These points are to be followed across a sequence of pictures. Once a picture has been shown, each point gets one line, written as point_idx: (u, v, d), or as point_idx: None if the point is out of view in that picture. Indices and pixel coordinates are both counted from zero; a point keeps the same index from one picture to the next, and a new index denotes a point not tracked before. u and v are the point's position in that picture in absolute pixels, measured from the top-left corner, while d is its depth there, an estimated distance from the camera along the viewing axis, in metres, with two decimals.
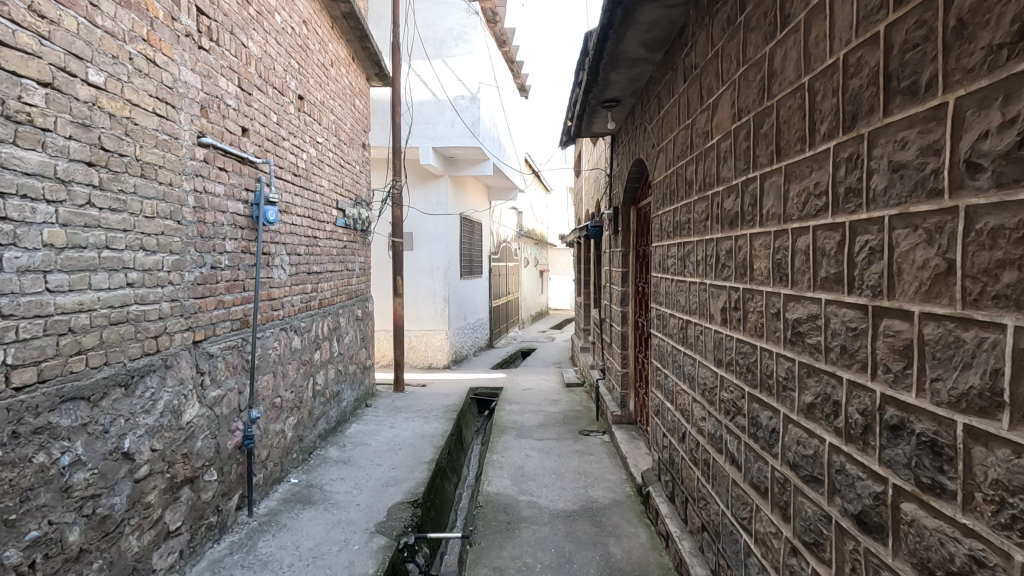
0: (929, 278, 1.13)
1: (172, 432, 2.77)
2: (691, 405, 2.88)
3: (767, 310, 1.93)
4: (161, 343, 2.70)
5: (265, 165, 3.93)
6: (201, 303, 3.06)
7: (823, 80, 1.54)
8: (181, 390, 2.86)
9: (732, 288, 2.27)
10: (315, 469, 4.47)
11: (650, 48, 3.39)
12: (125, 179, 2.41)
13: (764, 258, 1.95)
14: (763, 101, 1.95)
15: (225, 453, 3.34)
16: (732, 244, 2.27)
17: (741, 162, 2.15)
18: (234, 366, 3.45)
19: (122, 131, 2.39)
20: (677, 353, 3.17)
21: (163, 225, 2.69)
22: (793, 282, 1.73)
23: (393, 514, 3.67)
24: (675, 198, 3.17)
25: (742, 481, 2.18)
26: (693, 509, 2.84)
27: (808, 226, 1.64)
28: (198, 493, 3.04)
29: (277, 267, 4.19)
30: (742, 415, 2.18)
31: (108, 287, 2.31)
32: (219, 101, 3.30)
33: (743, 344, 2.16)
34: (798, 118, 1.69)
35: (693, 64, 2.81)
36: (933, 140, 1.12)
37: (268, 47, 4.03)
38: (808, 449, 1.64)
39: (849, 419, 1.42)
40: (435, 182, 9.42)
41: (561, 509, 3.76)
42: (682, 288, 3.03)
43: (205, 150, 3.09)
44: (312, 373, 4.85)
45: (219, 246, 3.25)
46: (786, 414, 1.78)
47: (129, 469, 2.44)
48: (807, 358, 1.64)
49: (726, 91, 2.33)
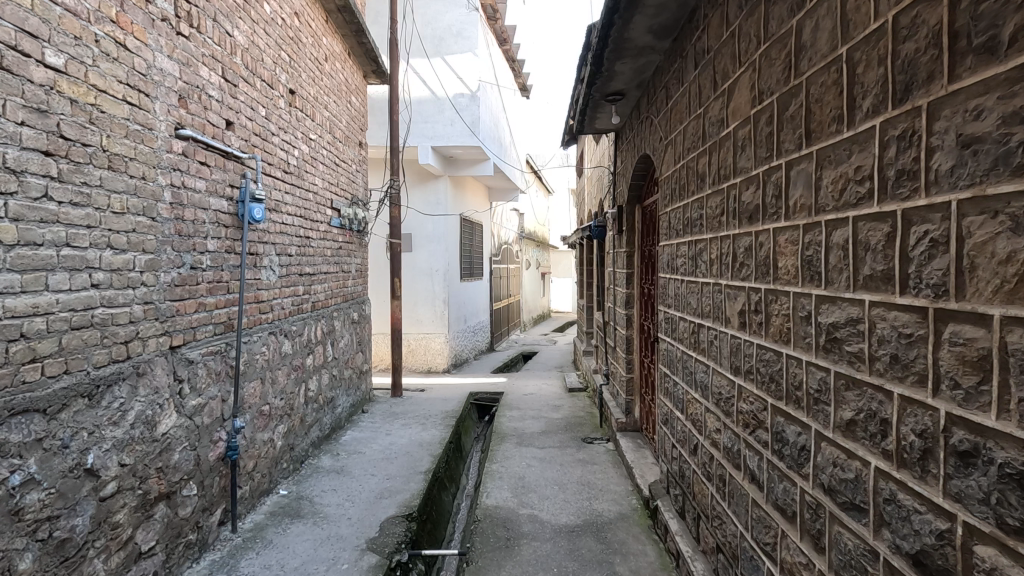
0: (1015, 275, 0.93)
1: (145, 445, 2.57)
2: (703, 416, 2.68)
3: (795, 313, 1.73)
4: (132, 349, 2.50)
5: (252, 161, 3.73)
6: (179, 306, 2.86)
7: (865, 50, 1.34)
8: (156, 400, 2.66)
9: (752, 289, 2.06)
10: (307, 480, 4.26)
11: (657, 35, 3.19)
12: (90, 171, 2.22)
13: (791, 255, 1.75)
14: (789, 81, 1.74)
15: (207, 466, 3.14)
16: (751, 241, 2.07)
17: (763, 150, 1.95)
18: (216, 373, 3.24)
19: (86, 118, 2.20)
20: (689, 360, 2.96)
21: (134, 222, 2.50)
22: (828, 281, 1.52)
23: (386, 530, 3.46)
24: (685, 194, 2.97)
25: (765, 502, 1.97)
26: (707, 529, 2.63)
27: (846, 218, 1.43)
28: (175, 510, 2.84)
29: (265, 268, 3.99)
30: (764, 429, 1.98)
31: (68, 289, 2.12)
32: (200, 91, 3.10)
33: (765, 350, 1.95)
34: (834, 96, 1.48)
35: (705, 49, 2.61)
36: (1018, 107, 0.92)
37: (256, 37, 3.84)
38: (848, 472, 1.43)
39: (902, 440, 1.22)
40: (434, 182, 9.23)
41: (564, 524, 3.55)
42: (694, 289, 2.82)
43: (184, 143, 2.90)
44: (304, 379, 4.64)
45: (199, 245, 3.05)
46: (820, 430, 1.57)
47: (93, 487, 2.24)
48: (845, 368, 1.44)
49: (744, 73, 2.13)
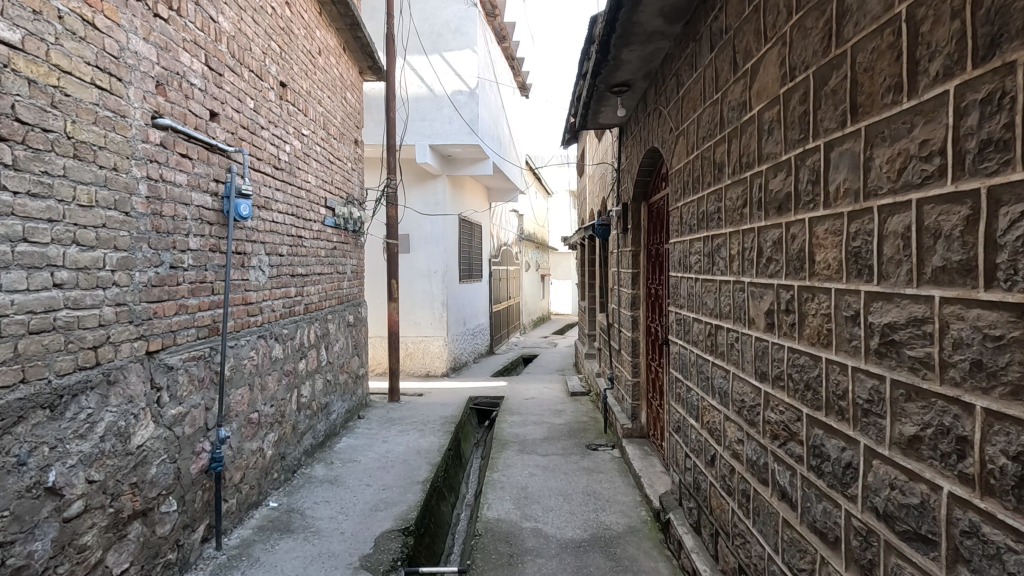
0: None
1: (117, 459, 2.36)
2: (722, 424, 2.48)
3: (837, 314, 1.53)
4: (102, 355, 2.29)
5: (238, 155, 3.52)
6: (156, 309, 2.66)
7: (932, 3, 1.15)
8: (129, 410, 2.45)
9: (782, 286, 1.87)
10: (299, 491, 4.06)
11: (669, 19, 3.00)
12: (52, 160, 2.04)
13: (832, 247, 1.55)
14: (829, 51, 1.55)
15: (188, 479, 2.93)
16: (781, 233, 1.87)
17: (795, 133, 1.76)
18: (199, 379, 3.03)
19: (47, 101, 2.01)
20: (704, 365, 2.76)
21: (104, 216, 2.30)
22: (882, 276, 1.32)
23: (380, 545, 3.25)
24: (700, 186, 2.77)
25: (799, 523, 1.76)
26: (728, 548, 2.43)
27: (906, 201, 1.24)
28: (152, 528, 2.63)
29: (254, 269, 3.78)
30: (797, 442, 1.79)
31: (24, 289, 1.93)
32: (181, 78, 2.90)
33: (799, 355, 1.76)
34: (889, 62, 1.29)
35: (724, 28, 2.42)
36: None
37: (243, 25, 3.64)
38: (911, 496, 1.23)
39: (988, 463, 1.02)
40: (433, 181, 9.03)
41: (570, 539, 3.35)
42: (710, 288, 2.63)
43: (162, 133, 2.70)
44: (296, 385, 4.43)
45: (180, 243, 2.85)
46: (871, 447, 1.38)
47: (56, 508, 2.05)
48: (905, 377, 1.25)
49: (771, 50, 1.93)
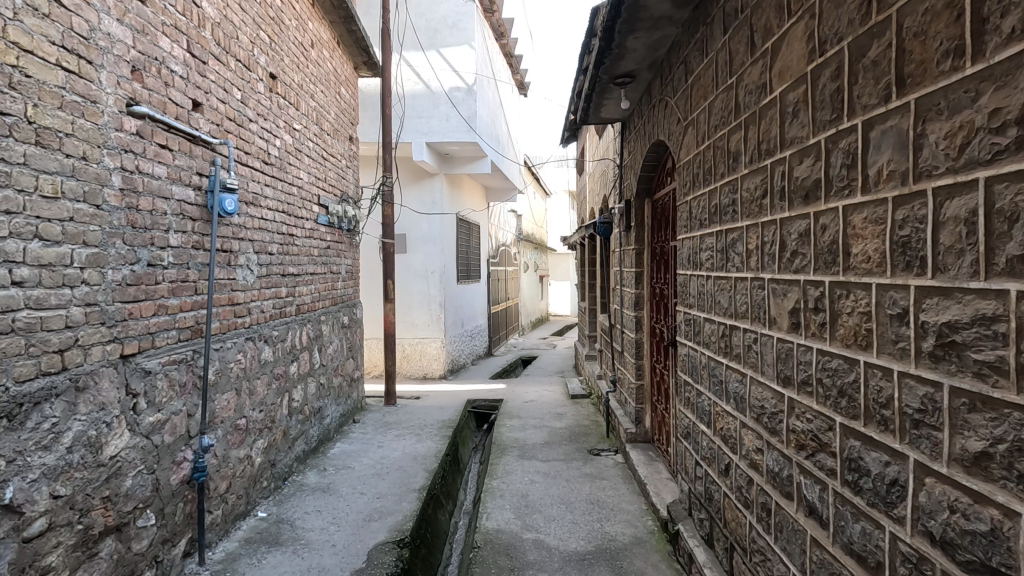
0: None
1: (87, 471, 2.18)
2: (738, 432, 2.32)
3: (879, 313, 1.36)
4: (69, 359, 2.12)
5: (224, 148, 3.34)
6: (132, 309, 2.48)
7: None
8: (101, 418, 2.27)
9: (809, 282, 1.71)
10: (289, 500, 3.87)
11: (677, 3, 2.84)
12: (9, 147, 1.87)
13: (872, 238, 1.39)
14: (868, 19, 1.39)
15: (168, 491, 2.75)
16: (808, 224, 1.71)
17: (826, 112, 1.59)
18: (181, 385, 2.85)
19: (4, 82, 1.85)
20: (717, 368, 2.60)
21: (72, 209, 2.13)
22: (937, 269, 1.16)
23: (373, 559, 3.07)
24: (711, 177, 2.61)
25: (831, 544, 1.60)
26: (745, 565, 2.26)
27: (970, 181, 1.07)
28: (127, 544, 2.45)
29: (241, 267, 3.61)
30: (828, 454, 1.62)
31: None
32: (159, 64, 2.73)
33: (831, 358, 1.59)
34: (947, 23, 1.12)
35: (739, 7, 2.26)
36: None
37: (229, 12, 3.47)
38: (978, 522, 1.07)
39: None
40: (430, 180, 8.86)
41: (574, 551, 3.17)
42: (724, 286, 2.46)
43: (138, 121, 2.53)
44: (287, 389, 4.26)
45: (159, 240, 2.68)
46: (923, 463, 1.21)
47: (14, 527, 1.87)
48: (968, 383, 1.09)
49: (796, 24, 1.77)
